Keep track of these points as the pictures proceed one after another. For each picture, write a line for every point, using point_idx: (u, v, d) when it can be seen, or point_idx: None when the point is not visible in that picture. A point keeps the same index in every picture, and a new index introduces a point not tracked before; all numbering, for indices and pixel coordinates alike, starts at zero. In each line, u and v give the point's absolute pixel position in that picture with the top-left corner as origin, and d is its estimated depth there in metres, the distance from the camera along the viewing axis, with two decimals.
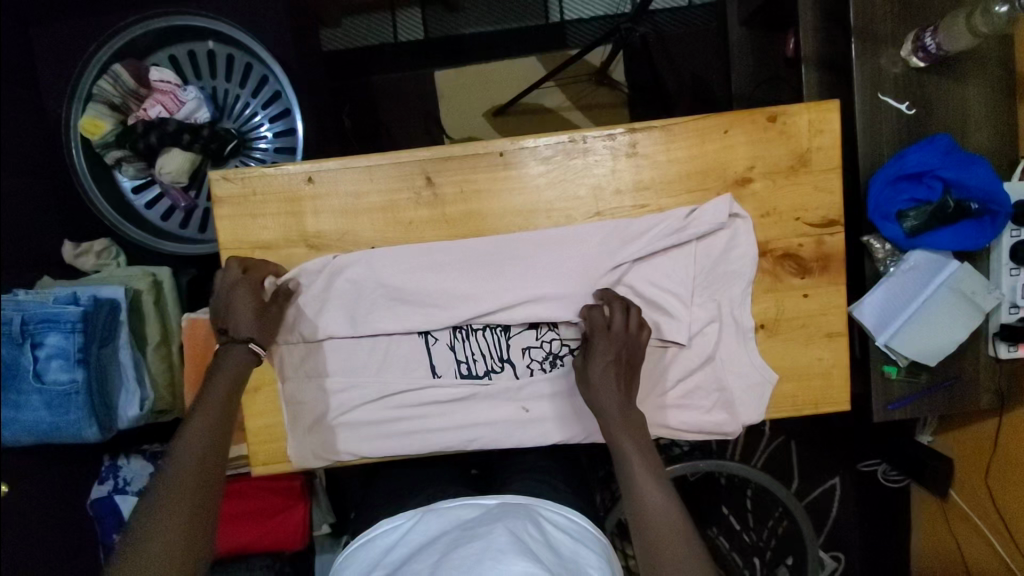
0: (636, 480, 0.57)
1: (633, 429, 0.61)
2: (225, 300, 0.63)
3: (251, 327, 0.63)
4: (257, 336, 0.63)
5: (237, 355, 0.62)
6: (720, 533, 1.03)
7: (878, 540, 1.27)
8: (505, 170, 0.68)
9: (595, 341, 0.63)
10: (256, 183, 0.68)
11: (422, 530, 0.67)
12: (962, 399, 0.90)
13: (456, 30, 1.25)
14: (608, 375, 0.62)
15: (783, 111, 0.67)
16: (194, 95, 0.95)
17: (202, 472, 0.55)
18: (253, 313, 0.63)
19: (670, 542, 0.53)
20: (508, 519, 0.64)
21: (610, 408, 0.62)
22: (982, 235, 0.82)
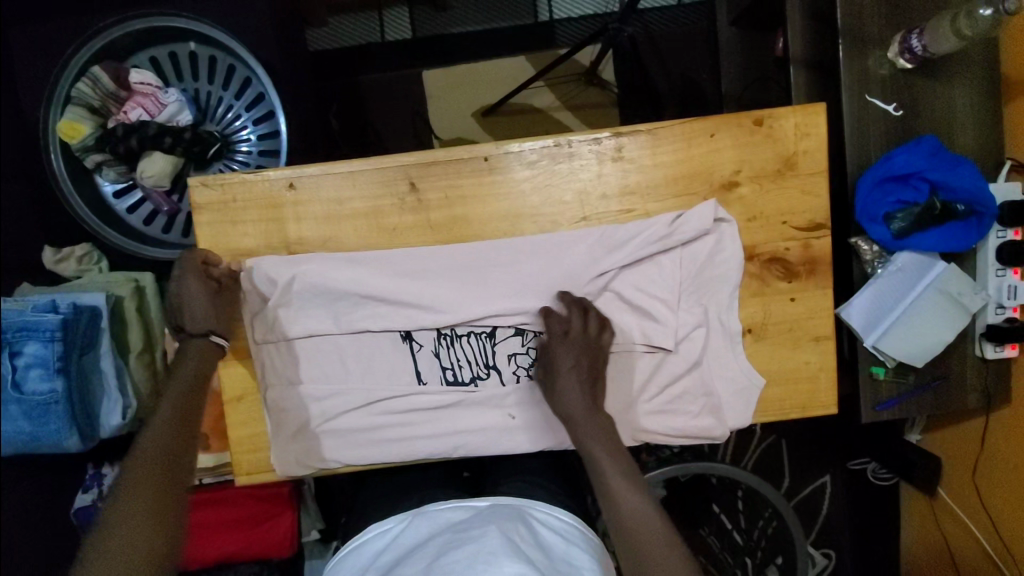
0: (611, 483, 0.57)
1: (602, 433, 0.61)
2: (181, 292, 0.64)
3: (208, 318, 0.65)
4: (215, 326, 0.65)
5: (199, 347, 0.64)
6: (711, 533, 1.04)
7: (868, 538, 1.28)
8: (490, 175, 0.67)
9: (553, 349, 0.65)
10: (237, 189, 0.67)
11: (412, 534, 0.66)
12: (949, 399, 0.90)
13: (443, 29, 1.24)
14: (570, 381, 0.64)
15: (770, 115, 0.67)
16: (175, 97, 0.95)
17: (169, 462, 0.54)
18: (208, 304, 0.65)
19: (648, 543, 0.52)
20: (499, 521, 0.63)
21: (576, 414, 0.62)
22: (968, 236, 0.82)
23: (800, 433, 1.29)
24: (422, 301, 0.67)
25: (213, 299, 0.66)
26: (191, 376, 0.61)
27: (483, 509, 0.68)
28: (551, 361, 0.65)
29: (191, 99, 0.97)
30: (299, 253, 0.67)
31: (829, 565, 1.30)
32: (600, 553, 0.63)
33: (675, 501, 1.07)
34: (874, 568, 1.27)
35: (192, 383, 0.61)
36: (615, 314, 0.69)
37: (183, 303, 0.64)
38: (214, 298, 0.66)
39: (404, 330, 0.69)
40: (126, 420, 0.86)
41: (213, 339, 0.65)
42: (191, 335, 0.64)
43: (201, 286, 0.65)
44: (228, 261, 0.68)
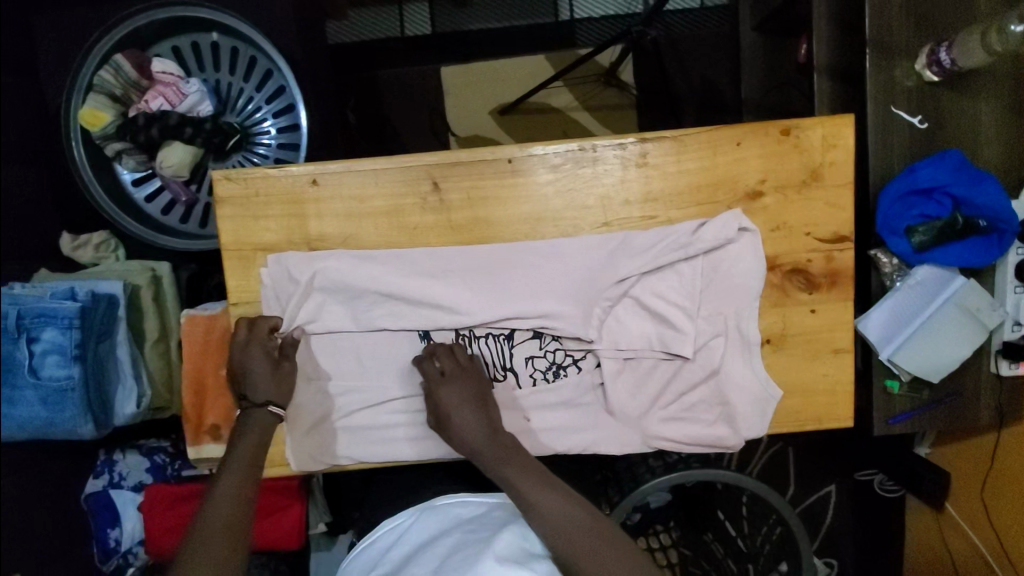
0: (529, 496, 0.61)
1: (505, 458, 0.63)
2: (244, 360, 0.66)
3: (268, 391, 0.66)
4: (274, 398, 0.66)
5: (260, 420, 0.65)
6: (716, 538, 1.05)
7: (872, 549, 1.28)
8: (513, 177, 0.67)
9: (433, 393, 0.66)
10: (260, 184, 0.67)
11: (421, 533, 0.66)
12: (963, 414, 0.90)
13: (463, 26, 1.24)
14: (464, 419, 0.64)
15: (797, 125, 0.66)
16: (197, 88, 0.95)
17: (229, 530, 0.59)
18: (268, 375, 0.66)
19: (580, 543, 0.58)
20: (510, 523, 0.62)
21: (480, 446, 0.64)
22: (989, 253, 0.82)
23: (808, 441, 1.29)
24: (442, 302, 0.67)
25: (271, 370, 0.66)
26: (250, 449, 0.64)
27: (491, 510, 0.67)
28: (438, 405, 0.65)
29: (212, 90, 0.97)
30: (321, 250, 0.67)
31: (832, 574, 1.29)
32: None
33: (678, 503, 1.10)
34: None
35: (251, 455, 0.64)
36: (633, 320, 0.68)
37: (246, 371, 0.66)
38: (274, 367, 0.66)
39: (423, 329, 0.69)
40: (140, 408, 0.87)
41: (271, 412, 0.66)
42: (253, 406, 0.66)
43: (262, 355, 0.66)
44: (249, 255, 0.68)
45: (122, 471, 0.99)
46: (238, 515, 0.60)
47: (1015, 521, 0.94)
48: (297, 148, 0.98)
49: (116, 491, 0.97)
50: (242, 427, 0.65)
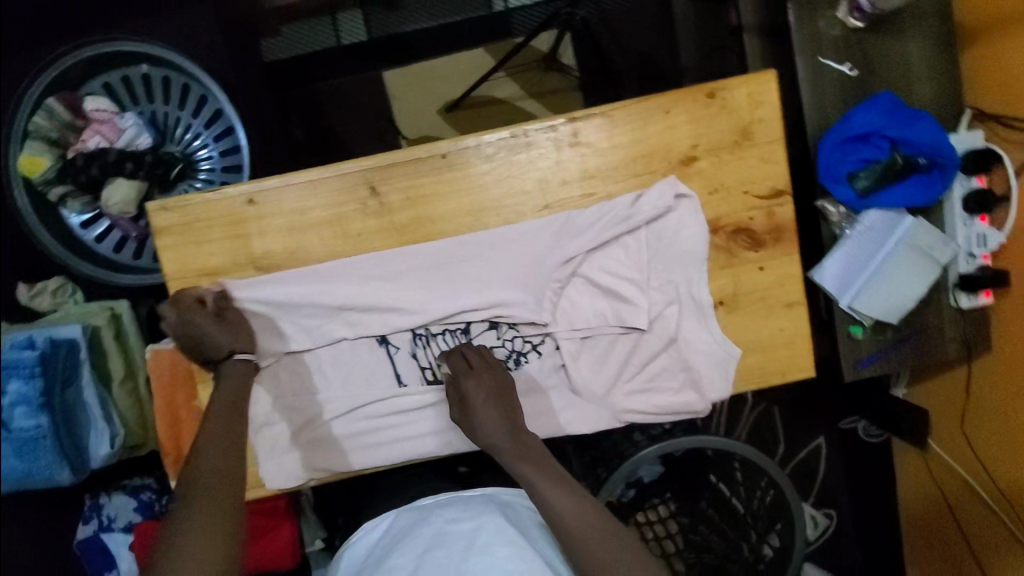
0: (545, 494, 0.58)
1: (521, 450, 0.61)
2: (196, 328, 0.64)
3: (234, 339, 0.65)
4: (237, 345, 0.65)
5: (234, 367, 0.64)
6: (711, 503, 1.05)
7: (866, 495, 1.30)
8: (450, 172, 0.67)
9: (455, 391, 0.65)
10: (197, 209, 0.66)
11: (404, 524, 0.66)
12: (930, 350, 0.91)
13: (400, 27, 1.19)
14: (485, 411, 0.63)
15: (721, 87, 0.67)
16: (132, 122, 0.94)
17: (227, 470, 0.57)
18: (227, 329, 0.65)
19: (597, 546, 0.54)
20: (491, 513, 0.64)
21: (497, 440, 0.62)
22: (932, 189, 0.83)
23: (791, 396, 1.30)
24: (394, 305, 0.67)
25: (224, 327, 0.65)
26: (232, 396, 0.63)
27: (471, 498, 0.68)
28: (458, 401, 0.65)
29: (149, 122, 0.96)
30: (265, 268, 0.67)
31: (831, 526, 1.31)
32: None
33: (669, 473, 1.08)
34: (873, 524, 1.29)
35: (233, 402, 0.63)
36: (586, 298, 0.69)
37: (201, 335, 0.64)
38: (230, 319, 0.66)
39: (380, 334, 0.69)
40: (114, 449, 0.85)
41: (240, 358, 0.65)
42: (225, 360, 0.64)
43: (212, 319, 0.65)
44: (196, 282, 0.67)
45: (112, 513, 0.96)
46: (224, 479, 0.56)
47: (996, 447, 0.96)
48: (240, 169, 0.98)
49: (108, 534, 0.94)
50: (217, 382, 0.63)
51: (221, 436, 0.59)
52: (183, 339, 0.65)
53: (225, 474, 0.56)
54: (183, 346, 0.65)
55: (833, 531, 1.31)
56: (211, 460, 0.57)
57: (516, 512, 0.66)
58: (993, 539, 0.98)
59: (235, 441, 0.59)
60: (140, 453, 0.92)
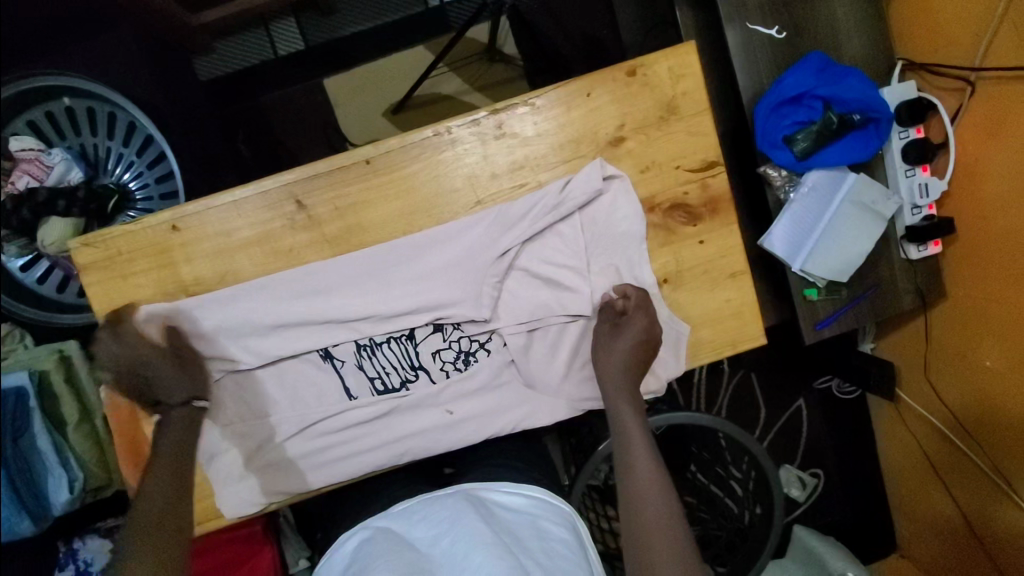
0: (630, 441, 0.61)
1: (629, 391, 0.64)
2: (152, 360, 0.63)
3: (186, 391, 0.63)
4: (196, 393, 0.64)
5: (177, 416, 0.63)
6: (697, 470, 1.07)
7: (849, 451, 1.31)
8: (375, 177, 0.66)
9: (608, 319, 0.66)
10: (120, 242, 0.64)
11: (379, 538, 0.59)
12: (885, 304, 0.92)
13: (336, 31, 1.21)
14: (618, 344, 0.65)
15: (642, 63, 0.66)
16: (61, 157, 0.91)
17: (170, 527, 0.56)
18: (183, 377, 0.63)
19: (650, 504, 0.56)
20: (464, 518, 0.57)
21: (612, 373, 0.65)
22: (870, 144, 0.83)
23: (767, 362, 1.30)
24: (335, 318, 0.66)
25: (180, 371, 0.63)
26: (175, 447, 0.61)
27: (441, 501, 0.62)
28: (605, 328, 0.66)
29: (78, 155, 0.93)
30: (194, 295, 0.65)
31: (819, 484, 1.31)
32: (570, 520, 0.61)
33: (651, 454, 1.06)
34: (858, 477, 1.31)
35: (179, 451, 0.61)
36: (529, 291, 0.68)
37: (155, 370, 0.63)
38: (185, 367, 0.64)
39: (323, 349, 0.68)
40: (74, 493, 0.85)
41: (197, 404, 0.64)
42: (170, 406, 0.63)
43: (173, 353, 0.63)
44: (128, 317, 0.66)
45: (88, 558, 0.95)
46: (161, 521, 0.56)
47: (958, 391, 0.97)
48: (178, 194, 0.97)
49: None
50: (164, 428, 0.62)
51: (176, 468, 0.60)
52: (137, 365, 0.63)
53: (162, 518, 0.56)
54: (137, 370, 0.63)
55: (822, 489, 1.31)
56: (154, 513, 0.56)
57: (490, 512, 0.61)
58: (979, 487, 0.97)
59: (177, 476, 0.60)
60: (104, 493, 0.91)
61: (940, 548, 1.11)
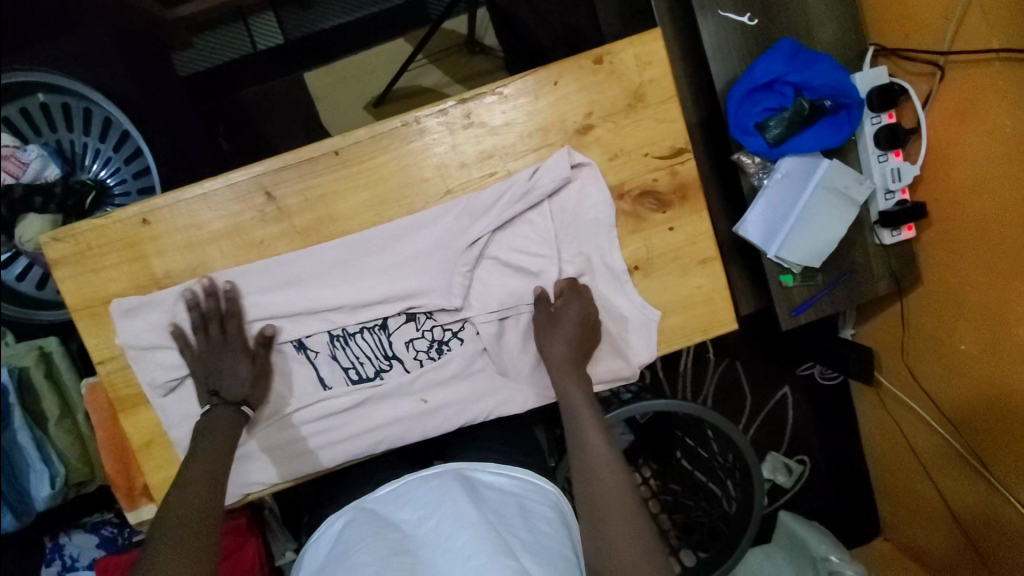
0: (584, 425, 0.63)
1: (579, 387, 0.65)
2: (214, 360, 0.65)
3: (238, 388, 0.64)
4: (248, 398, 0.65)
5: (224, 417, 0.63)
6: (683, 455, 1.07)
7: (835, 439, 1.31)
8: (344, 168, 0.66)
9: (543, 316, 0.67)
10: (90, 236, 0.65)
11: (362, 518, 0.61)
12: (861, 290, 0.92)
13: (317, 26, 1.20)
14: (561, 340, 0.66)
15: (608, 51, 0.66)
16: (37, 154, 0.90)
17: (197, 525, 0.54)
18: (240, 375, 0.64)
19: (605, 483, 0.58)
20: (450, 499, 0.57)
21: (555, 362, 0.66)
22: (842, 130, 0.84)
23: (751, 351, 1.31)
24: (308, 308, 0.66)
25: (249, 372, 0.65)
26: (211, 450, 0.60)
27: (429, 482, 0.62)
28: (543, 322, 0.67)
29: (54, 152, 0.92)
30: (166, 289, 0.65)
31: (805, 471, 1.32)
32: (557, 501, 0.61)
33: (640, 441, 1.07)
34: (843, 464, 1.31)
35: (217, 454, 0.60)
36: (500, 279, 0.69)
37: (217, 369, 0.65)
38: (242, 365, 0.65)
39: (297, 340, 0.68)
40: (57, 489, 0.83)
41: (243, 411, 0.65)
42: (221, 405, 0.64)
43: (231, 351, 0.65)
44: (99, 311, 0.66)
45: (74, 553, 0.94)
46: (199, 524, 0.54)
47: (932, 372, 0.99)
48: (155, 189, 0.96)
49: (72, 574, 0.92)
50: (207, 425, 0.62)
51: (213, 463, 0.59)
52: (200, 365, 0.65)
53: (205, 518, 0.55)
54: (199, 369, 0.65)
55: (808, 476, 1.32)
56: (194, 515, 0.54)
57: (477, 491, 0.60)
58: (953, 467, 0.99)
59: (217, 468, 0.59)
60: (88, 488, 0.89)
61: (911, 519, 1.16)
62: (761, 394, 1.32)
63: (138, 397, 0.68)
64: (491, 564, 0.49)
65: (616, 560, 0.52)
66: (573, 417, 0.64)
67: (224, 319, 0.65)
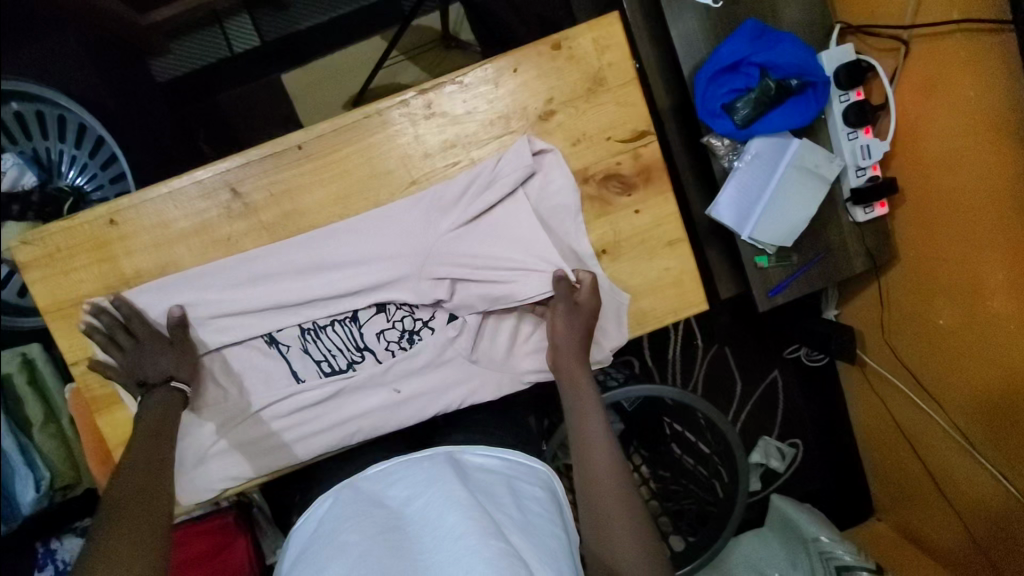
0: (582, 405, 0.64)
1: (578, 364, 0.66)
2: (140, 349, 0.65)
3: (161, 369, 0.64)
4: (176, 373, 0.65)
5: (157, 396, 0.63)
6: (676, 441, 1.03)
7: (828, 423, 1.28)
8: (308, 162, 0.67)
9: (565, 299, 0.65)
10: (58, 239, 0.66)
11: (349, 498, 0.58)
12: (837, 268, 0.92)
13: (292, 27, 1.18)
14: (574, 325, 0.66)
15: (566, 37, 0.67)
16: (13, 162, 0.92)
17: (147, 498, 0.53)
18: (166, 357, 0.65)
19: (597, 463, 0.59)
20: (441, 481, 0.56)
21: (562, 345, 0.66)
22: (809, 108, 0.84)
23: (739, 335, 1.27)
24: (278, 302, 0.67)
25: (168, 349, 0.65)
26: (156, 419, 0.61)
27: (420, 466, 0.60)
28: (563, 309, 0.66)
29: (31, 159, 0.93)
30: (136, 288, 0.66)
31: (798, 455, 1.28)
32: (546, 482, 0.61)
33: (628, 429, 1.01)
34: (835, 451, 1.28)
35: (159, 426, 0.61)
36: None
37: (141, 355, 0.65)
38: (170, 352, 0.65)
39: (268, 335, 0.69)
40: (41, 492, 0.83)
41: (176, 386, 0.65)
42: (156, 384, 0.64)
43: (148, 341, 0.65)
44: (72, 312, 0.67)
45: (65, 557, 0.91)
46: (143, 494, 0.53)
47: (914, 348, 0.99)
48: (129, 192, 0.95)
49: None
50: (144, 406, 0.63)
51: (156, 440, 0.59)
52: (127, 350, 0.65)
53: (142, 490, 0.54)
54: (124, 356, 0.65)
55: (801, 458, 1.29)
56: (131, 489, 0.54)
57: (465, 473, 0.59)
58: (936, 442, 0.99)
59: (156, 452, 0.58)
60: (75, 492, 0.88)
61: (896, 501, 1.16)
62: (750, 378, 1.28)
63: (114, 396, 0.69)
64: (482, 542, 0.47)
65: (606, 534, 0.54)
66: (572, 388, 0.65)
67: (127, 327, 0.65)
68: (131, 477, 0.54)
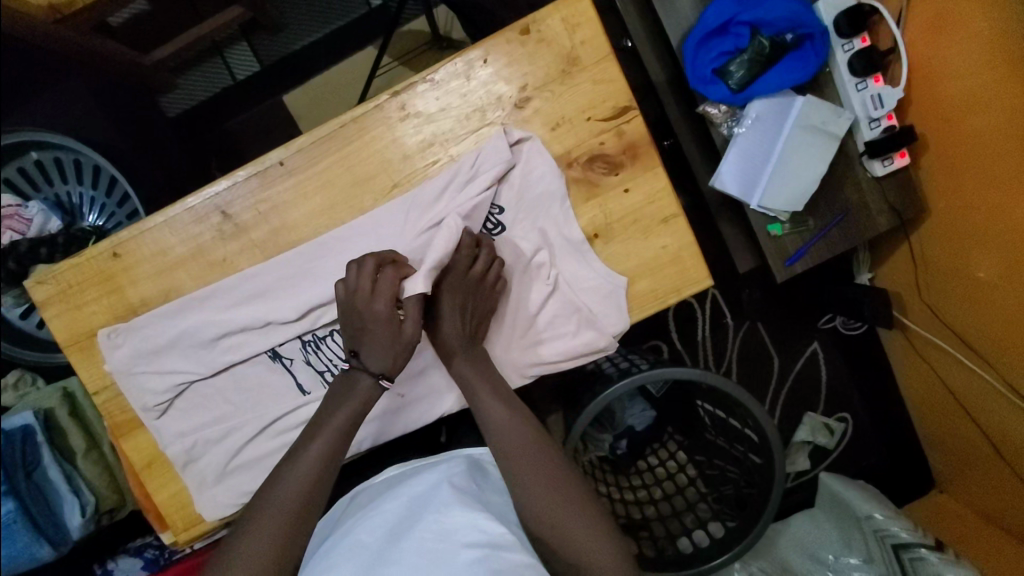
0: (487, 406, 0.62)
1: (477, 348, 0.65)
2: (362, 317, 0.61)
3: (381, 362, 0.62)
4: (387, 371, 0.62)
5: (367, 384, 0.62)
6: (716, 433, 0.91)
7: (879, 396, 1.18)
8: (292, 177, 0.68)
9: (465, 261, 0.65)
10: (68, 276, 0.69)
11: (367, 492, 0.61)
12: (857, 229, 0.87)
13: (290, 47, 1.19)
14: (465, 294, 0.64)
15: (533, 21, 0.67)
16: (38, 208, 0.85)
17: (305, 493, 0.56)
18: (387, 343, 0.61)
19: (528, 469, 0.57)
20: (457, 480, 0.55)
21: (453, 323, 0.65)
22: (807, 63, 0.80)
23: (773, 307, 1.18)
24: (275, 317, 0.68)
25: (393, 340, 0.61)
26: (355, 409, 0.61)
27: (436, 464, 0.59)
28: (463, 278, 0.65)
29: (54, 205, 0.88)
30: (144, 315, 0.69)
31: (848, 429, 1.19)
32: None
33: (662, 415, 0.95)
34: (892, 425, 1.17)
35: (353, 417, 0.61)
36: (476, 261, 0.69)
37: (365, 331, 0.61)
38: (396, 335, 0.61)
39: (270, 350, 0.70)
40: (88, 516, 0.86)
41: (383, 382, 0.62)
42: (360, 370, 0.62)
43: (382, 311, 0.60)
44: (87, 343, 0.71)
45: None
46: (305, 498, 0.55)
47: (955, 301, 0.91)
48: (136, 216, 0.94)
49: None
50: (353, 390, 0.62)
51: (350, 428, 0.60)
52: (347, 314, 0.62)
53: (305, 494, 0.56)
54: (344, 316, 0.62)
55: (851, 435, 1.19)
56: (290, 491, 0.55)
57: (485, 473, 0.59)
58: (988, 403, 0.91)
59: (336, 444, 0.59)
60: (120, 514, 0.93)
61: (950, 466, 1.07)
62: (788, 352, 1.19)
63: (133, 421, 0.72)
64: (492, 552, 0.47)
65: (565, 537, 0.53)
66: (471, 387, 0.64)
67: (292, 286, 0.69)
68: (300, 481, 0.56)
